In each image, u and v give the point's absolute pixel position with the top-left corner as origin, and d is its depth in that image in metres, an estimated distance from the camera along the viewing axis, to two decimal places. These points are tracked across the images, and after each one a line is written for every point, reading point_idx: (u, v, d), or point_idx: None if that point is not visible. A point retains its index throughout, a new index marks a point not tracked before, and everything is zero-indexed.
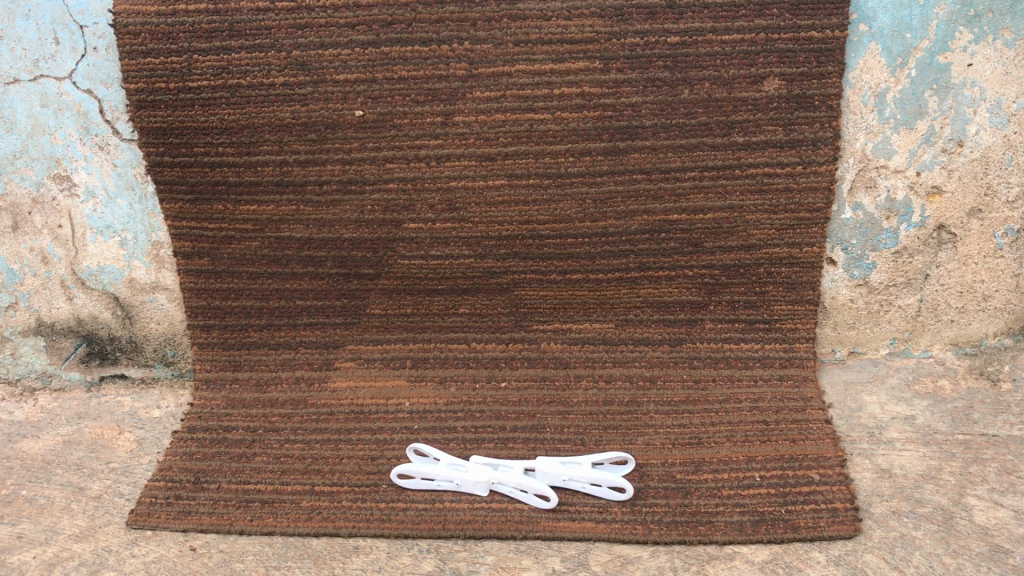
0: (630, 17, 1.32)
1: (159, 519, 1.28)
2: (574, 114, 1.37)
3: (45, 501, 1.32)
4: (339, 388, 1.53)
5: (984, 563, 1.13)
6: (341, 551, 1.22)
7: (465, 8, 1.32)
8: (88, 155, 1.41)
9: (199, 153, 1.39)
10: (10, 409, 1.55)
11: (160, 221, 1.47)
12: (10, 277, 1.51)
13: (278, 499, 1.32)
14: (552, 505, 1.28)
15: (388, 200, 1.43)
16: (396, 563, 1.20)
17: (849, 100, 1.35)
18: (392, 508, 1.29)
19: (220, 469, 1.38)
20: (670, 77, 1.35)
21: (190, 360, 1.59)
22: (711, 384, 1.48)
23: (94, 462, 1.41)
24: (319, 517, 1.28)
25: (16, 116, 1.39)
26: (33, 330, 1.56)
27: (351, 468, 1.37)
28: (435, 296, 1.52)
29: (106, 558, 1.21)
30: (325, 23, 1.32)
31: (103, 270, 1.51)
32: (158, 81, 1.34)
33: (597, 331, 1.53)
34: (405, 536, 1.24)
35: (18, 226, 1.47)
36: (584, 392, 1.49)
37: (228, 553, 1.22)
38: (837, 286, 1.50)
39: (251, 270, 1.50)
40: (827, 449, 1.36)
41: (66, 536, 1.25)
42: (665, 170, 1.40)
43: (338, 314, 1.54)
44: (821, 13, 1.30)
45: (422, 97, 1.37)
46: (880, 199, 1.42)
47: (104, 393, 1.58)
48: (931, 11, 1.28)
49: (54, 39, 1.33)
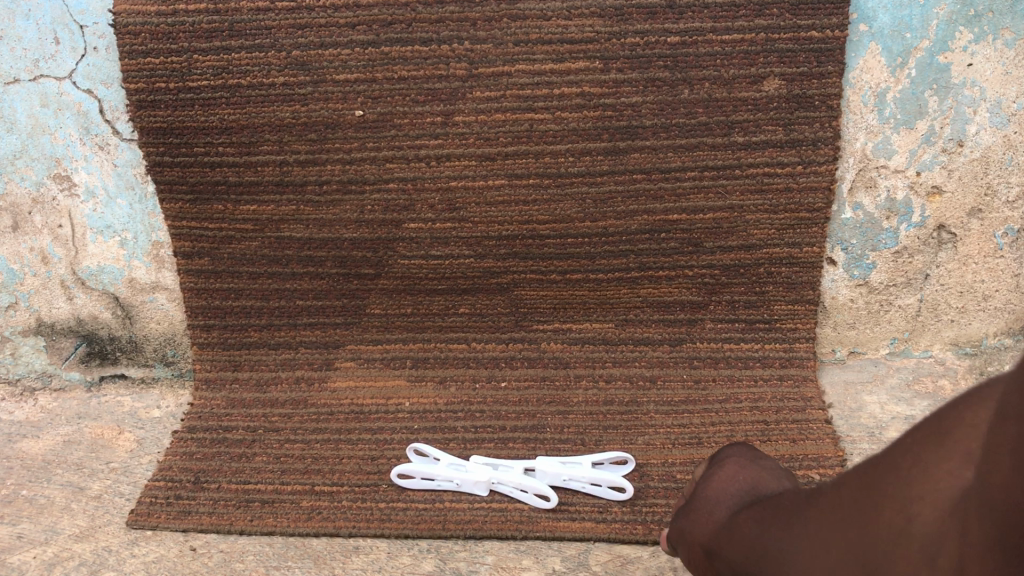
0: (630, 17, 1.32)
1: (160, 519, 1.28)
2: (574, 114, 1.37)
3: (45, 501, 1.33)
4: (339, 388, 1.53)
5: None
6: (341, 551, 1.23)
7: (465, 8, 1.32)
8: (87, 155, 1.40)
9: (199, 153, 1.40)
10: (10, 409, 1.55)
11: (160, 221, 1.45)
12: (10, 277, 1.50)
13: (279, 499, 1.32)
14: (552, 505, 1.28)
15: (388, 200, 1.43)
16: (396, 563, 1.20)
17: (849, 100, 1.35)
18: (392, 508, 1.30)
19: (220, 469, 1.38)
20: (670, 77, 1.35)
21: (190, 360, 1.57)
22: (711, 383, 1.49)
23: (94, 462, 1.41)
24: (319, 517, 1.28)
25: (16, 116, 1.38)
26: (33, 330, 1.55)
27: (351, 468, 1.37)
28: (435, 296, 1.52)
29: (106, 558, 1.22)
30: (325, 23, 1.33)
31: (103, 270, 1.50)
32: (158, 81, 1.35)
33: (597, 331, 1.53)
34: (405, 536, 1.25)
35: (18, 225, 1.46)
36: (584, 392, 1.49)
37: (228, 552, 1.23)
38: (837, 286, 1.50)
39: (251, 270, 1.50)
40: (827, 448, 1.36)
41: (66, 536, 1.26)
42: (665, 170, 1.40)
43: (338, 314, 1.54)
44: (821, 13, 1.30)
45: (422, 97, 1.37)
46: (880, 200, 1.42)
47: (104, 393, 1.57)
48: (931, 11, 1.28)
49: (54, 39, 1.32)
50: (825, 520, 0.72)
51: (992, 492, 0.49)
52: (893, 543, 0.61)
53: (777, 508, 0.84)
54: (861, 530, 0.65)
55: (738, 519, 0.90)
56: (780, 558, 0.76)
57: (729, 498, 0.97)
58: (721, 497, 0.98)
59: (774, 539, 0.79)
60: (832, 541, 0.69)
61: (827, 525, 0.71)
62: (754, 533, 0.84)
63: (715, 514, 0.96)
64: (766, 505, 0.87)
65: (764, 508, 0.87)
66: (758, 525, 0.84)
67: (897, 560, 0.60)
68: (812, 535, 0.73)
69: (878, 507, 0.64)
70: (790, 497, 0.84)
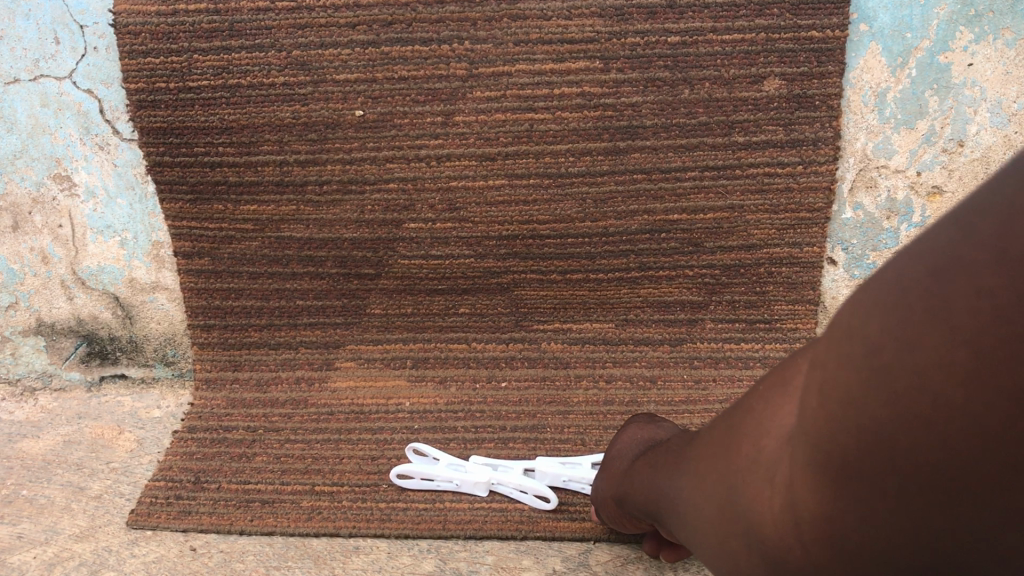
0: (630, 17, 1.32)
1: (160, 519, 1.30)
2: (574, 114, 1.37)
3: (45, 501, 1.34)
4: (339, 388, 1.52)
5: None
6: (342, 550, 1.25)
7: (465, 8, 1.32)
8: (87, 155, 1.39)
9: (199, 153, 1.40)
10: (10, 409, 1.55)
11: (160, 221, 1.45)
12: (10, 277, 1.49)
13: (278, 499, 1.34)
14: (552, 505, 1.28)
15: (388, 200, 1.43)
16: (395, 563, 1.22)
17: (849, 100, 1.35)
18: (392, 508, 1.31)
19: (220, 469, 1.40)
20: (670, 77, 1.35)
21: (191, 360, 1.56)
22: (711, 383, 1.49)
23: (94, 462, 1.42)
24: (320, 517, 1.30)
25: (16, 116, 1.37)
26: (33, 330, 1.54)
27: (351, 468, 1.38)
28: (435, 296, 1.51)
29: (106, 557, 1.24)
30: (325, 23, 1.33)
31: (103, 270, 1.48)
32: (158, 81, 1.35)
33: (597, 331, 1.53)
34: (405, 536, 1.27)
35: (18, 226, 1.45)
36: (584, 392, 1.49)
37: (228, 552, 1.25)
38: (838, 287, 1.49)
39: (251, 270, 1.50)
40: None
41: (66, 536, 1.27)
42: (665, 170, 1.40)
43: (338, 314, 1.54)
44: (821, 13, 1.31)
45: (422, 97, 1.37)
46: (881, 200, 1.41)
47: (104, 393, 1.57)
48: (931, 11, 1.28)
49: (54, 39, 1.32)
50: (698, 454, 0.74)
51: (834, 420, 0.49)
52: (740, 477, 0.62)
53: (669, 450, 0.86)
54: (720, 459, 0.67)
55: (643, 463, 0.94)
56: (668, 494, 0.79)
57: (632, 449, 1.05)
58: (622, 455, 1.06)
59: (664, 477, 0.82)
60: (699, 474, 0.71)
61: (698, 457, 0.73)
62: (654, 475, 0.87)
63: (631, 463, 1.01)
64: (661, 450, 0.91)
65: (661, 450, 0.91)
66: (656, 466, 0.87)
67: (742, 493, 0.61)
68: (688, 468, 0.75)
69: (734, 443, 0.65)
70: (669, 444, 0.90)
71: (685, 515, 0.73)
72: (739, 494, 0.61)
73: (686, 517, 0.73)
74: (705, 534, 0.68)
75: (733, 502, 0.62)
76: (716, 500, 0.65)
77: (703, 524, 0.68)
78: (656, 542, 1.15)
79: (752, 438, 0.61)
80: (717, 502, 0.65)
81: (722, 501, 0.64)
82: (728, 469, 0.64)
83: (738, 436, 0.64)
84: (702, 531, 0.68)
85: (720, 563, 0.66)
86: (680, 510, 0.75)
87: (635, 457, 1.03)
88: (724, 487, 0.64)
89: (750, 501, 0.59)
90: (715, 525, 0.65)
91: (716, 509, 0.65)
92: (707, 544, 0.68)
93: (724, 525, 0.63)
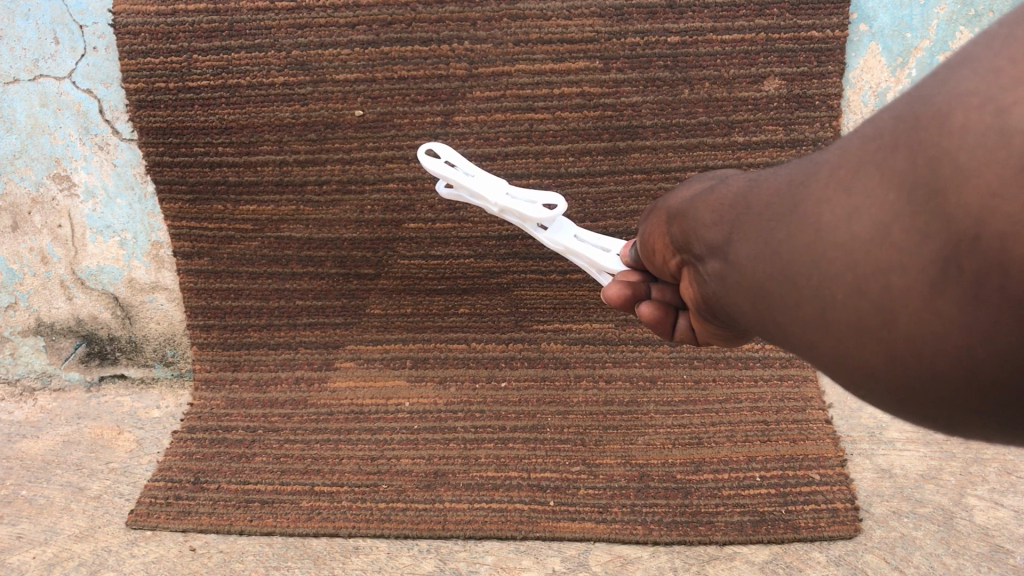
0: (630, 17, 1.33)
1: (159, 519, 1.35)
2: (574, 114, 1.37)
3: (44, 501, 1.39)
4: (339, 388, 1.52)
5: (984, 563, 1.25)
6: (341, 551, 1.31)
7: (465, 8, 1.33)
8: (87, 155, 1.39)
9: (199, 153, 1.39)
10: (10, 408, 1.54)
11: (160, 221, 1.45)
12: (10, 277, 1.48)
13: (278, 499, 1.37)
14: (565, 205, 1.08)
15: (388, 200, 1.43)
16: (396, 563, 1.29)
17: (850, 100, 1.36)
18: (392, 508, 1.35)
19: (220, 469, 1.42)
20: (670, 77, 1.35)
21: (190, 360, 1.54)
22: (711, 384, 1.48)
23: (94, 462, 1.45)
24: (319, 517, 1.34)
25: (16, 116, 1.37)
26: (33, 329, 1.52)
27: (351, 469, 1.41)
28: (435, 296, 1.50)
29: (106, 558, 1.31)
30: (325, 23, 1.33)
31: (103, 270, 1.48)
32: (158, 81, 1.35)
33: (597, 331, 1.51)
34: (405, 536, 1.32)
35: (18, 225, 1.45)
36: (584, 392, 1.48)
37: (228, 553, 1.31)
38: None
39: (251, 270, 1.49)
40: (827, 448, 1.39)
41: (66, 536, 1.34)
42: (665, 170, 1.39)
43: (338, 314, 1.52)
44: (821, 13, 1.32)
45: (422, 97, 1.37)
46: None
47: (104, 393, 1.55)
48: (931, 11, 1.31)
49: (54, 39, 1.33)
50: (819, 168, 0.58)
51: None
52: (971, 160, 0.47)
53: (766, 175, 0.66)
54: (899, 153, 0.51)
55: (698, 200, 0.73)
56: (746, 226, 0.63)
57: (703, 183, 0.77)
58: (691, 185, 0.79)
59: (740, 211, 0.65)
60: (849, 182, 0.54)
61: (830, 168, 0.57)
62: (713, 215, 0.68)
63: (679, 200, 0.78)
64: (732, 181, 0.71)
65: (723, 186, 0.71)
66: (716, 206, 0.69)
67: (972, 181, 0.47)
68: (800, 184, 0.59)
69: (939, 122, 0.49)
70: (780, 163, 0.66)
71: (784, 246, 0.57)
72: (961, 191, 0.47)
73: (787, 248, 0.57)
74: (838, 262, 0.53)
75: (942, 210, 0.48)
76: (890, 213, 0.51)
77: (839, 248, 0.53)
78: (655, 310, 0.87)
79: (989, 105, 0.47)
80: (895, 213, 0.51)
81: (909, 213, 0.50)
82: (922, 164, 0.49)
83: (946, 112, 0.49)
84: (833, 258, 0.53)
85: (857, 302, 0.53)
86: (769, 244, 0.59)
87: (702, 189, 0.75)
88: (912, 192, 0.50)
89: (990, 193, 0.46)
90: (877, 249, 0.51)
91: (891, 224, 0.51)
92: (837, 276, 0.53)
93: (908, 245, 0.50)
